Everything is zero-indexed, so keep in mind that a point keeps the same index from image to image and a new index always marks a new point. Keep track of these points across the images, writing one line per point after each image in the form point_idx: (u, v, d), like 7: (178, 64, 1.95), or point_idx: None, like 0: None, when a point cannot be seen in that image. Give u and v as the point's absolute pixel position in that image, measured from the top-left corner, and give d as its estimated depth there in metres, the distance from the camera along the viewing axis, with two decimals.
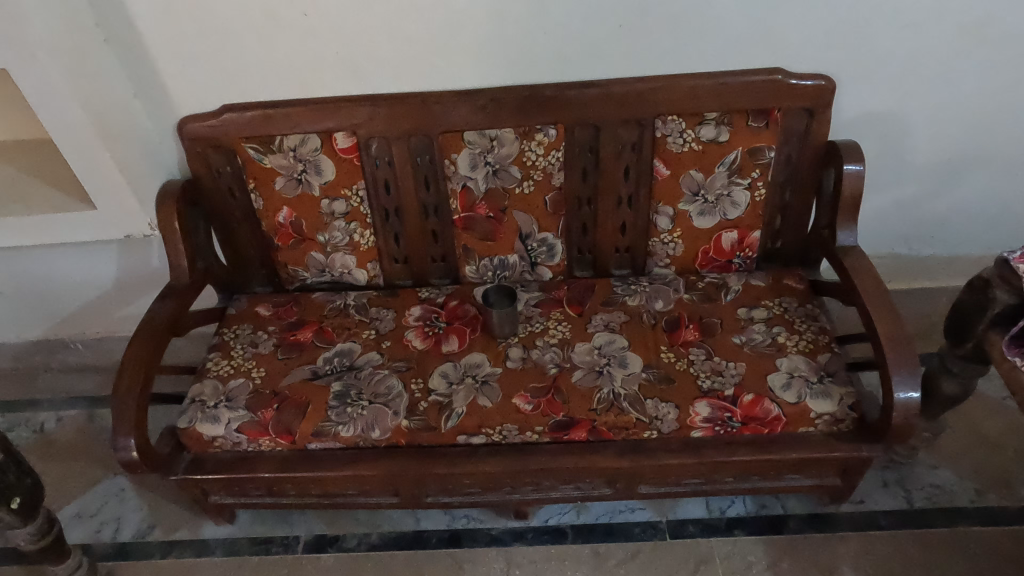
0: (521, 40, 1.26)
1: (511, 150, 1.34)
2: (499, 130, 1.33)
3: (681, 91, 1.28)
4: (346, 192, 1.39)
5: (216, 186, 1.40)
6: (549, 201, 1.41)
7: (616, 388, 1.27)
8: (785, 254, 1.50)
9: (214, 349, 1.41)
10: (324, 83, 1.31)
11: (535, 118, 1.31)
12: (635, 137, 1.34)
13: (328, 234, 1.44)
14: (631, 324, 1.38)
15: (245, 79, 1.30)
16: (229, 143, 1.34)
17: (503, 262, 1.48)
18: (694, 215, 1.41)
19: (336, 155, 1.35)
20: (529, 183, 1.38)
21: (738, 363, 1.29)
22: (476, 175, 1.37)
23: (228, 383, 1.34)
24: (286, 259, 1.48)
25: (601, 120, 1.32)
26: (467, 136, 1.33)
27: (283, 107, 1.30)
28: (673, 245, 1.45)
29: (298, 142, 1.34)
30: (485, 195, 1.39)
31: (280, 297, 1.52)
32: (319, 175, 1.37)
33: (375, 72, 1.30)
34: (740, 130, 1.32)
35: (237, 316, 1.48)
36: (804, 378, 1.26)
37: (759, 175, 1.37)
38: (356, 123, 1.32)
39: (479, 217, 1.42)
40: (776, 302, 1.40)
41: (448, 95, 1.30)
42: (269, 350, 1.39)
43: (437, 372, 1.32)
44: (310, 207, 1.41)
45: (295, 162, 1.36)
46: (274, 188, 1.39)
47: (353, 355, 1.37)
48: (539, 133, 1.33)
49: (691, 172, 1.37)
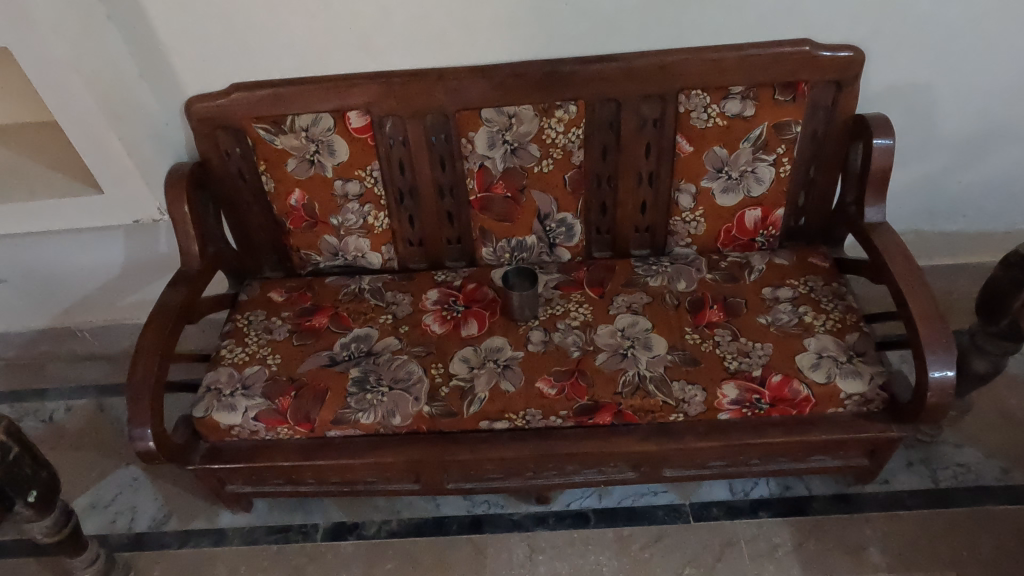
0: (540, 12, 1.22)
1: (530, 127, 1.30)
2: (517, 107, 1.28)
3: (706, 64, 1.24)
4: (360, 173, 1.35)
5: (226, 168, 1.36)
6: (568, 180, 1.37)
7: (641, 371, 1.24)
8: (809, 231, 1.47)
9: (227, 336, 1.38)
10: (337, 60, 1.26)
11: (554, 94, 1.27)
12: (657, 112, 1.30)
13: (341, 216, 1.40)
14: (655, 305, 1.35)
15: (256, 57, 1.25)
16: (239, 123, 1.30)
17: (521, 243, 1.45)
18: (717, 192, 1.37)
19: (350, 136, 1.31)
20: (548, 162, 1.34)
21: (764, 343, 1.27)
22: (494, 154, 1.33)
23: (243, 370, 1.31)
24: (298, 243, 1.45)
25: (623, 96, 1.28)
26: (485, 113, 1.29)
27: (294, 85, 1.26)
28: (695, 224, 1.42)
29: (310, 122, 1.30)
30: (503, 175, 1.36)
31: (294, 282, 1.49)
32: (332, 156, 1.33)
33: (388, 48, 1.25)
34: (766, 104, 1.28)
35: (249, 302, 1.44)
36: (833, 358, 1.23)
37: (784, 151, 1.32)
38: (370, 101, 1.28)
39: (497, 197, 1.38)
40: (802, 281, 1.37)
41: (466, 71, 1.26)
42: (283, 337, 1.36)
43: (457, 357, 1.29)
44: (323, 189, 1.37)
45: (307, 142, 1.31)
46: (285, 170, 1.35)
47: (371, 340, 1.34)
48: (558, 110, 1.28)
49: (715, 148, 1.33)
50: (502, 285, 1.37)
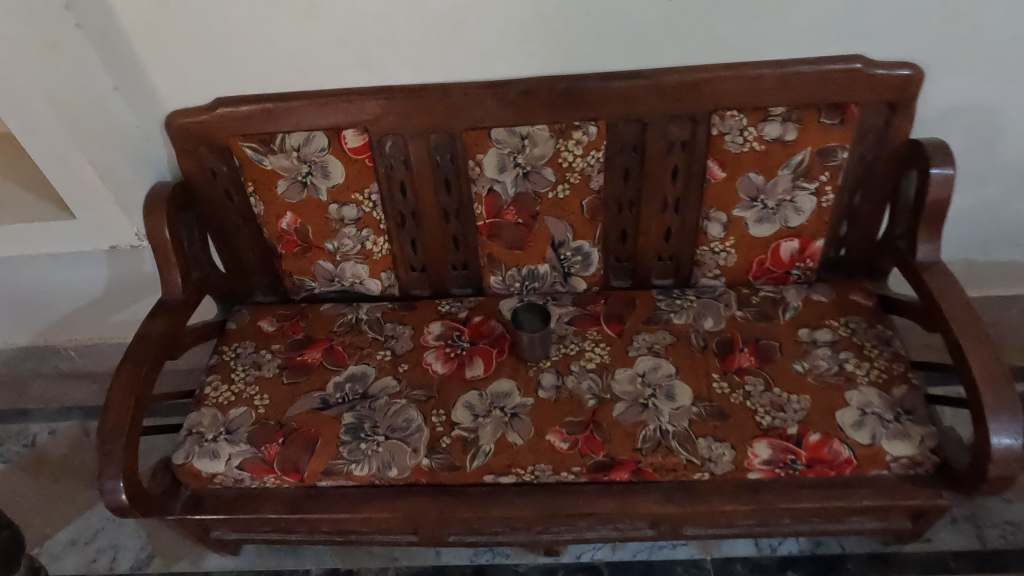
0: (559, 23, 1.08)
1: (545, 150, 1.17)
2: (531, 127, 1.15)
3: (744, 81, 1.10)
4: (357, 197, 1.23)
5: (211, 188, 1.25)
6: (586, 206, 1.24)
7: (663, 425, 1.12)
8: (850, 263, 1.33)
9: (212, 371, 1.27)
10: (331, 73, 1.14)
11: (573, 113, 1.14)
12: (686, 134, 1.17)
13: (337, 241, 1.29)
14: (678, 346, 1.23)
15: (241, 69, 1.13)
16: (224, 141, 1.18)
17: (533, 273, 1.32)
18: (751, 222, 1.24)
19: (346, 156, 1.18)
20: (563, 187, 1.21)
21: (801, 395, 1.14)
22: (505, 178, 1.20)
23: (228, 412, 1.20)
24: (291, 268, 1.33)
25: (649, 116, 1.15)
26: (495, 134, 1.16)
27: (285, 100, 1.14)
28: (724, 255, 1.29)
29: (302, 140, 1.17)
30: (513, 200, 1.23)
31: (286, 310, 1.37)
32: (326, 178, 1.20)
33: (389, 62, 1.12)
34: (811, 128, 1.14)
35: (238, 332, 1.33)
36: (877, 416, 1.10)
37: (828, 179, 1.18)
38: (367, 118, 1.15)
39: (507, 224, 1.26)
40: (843, 322, 1.24)
41: (475, 87, 1.13)
42: (273, 374, 1.25)
43: (460, 403, 1.18)
44: (316, 213, 1.25)
45: (298, 163, 1.19)
46: (274, 193, 1.22)
47: (367, 380, 1.23)
48: (577, 131, 1.15)
49: (750, 175, 1.19)
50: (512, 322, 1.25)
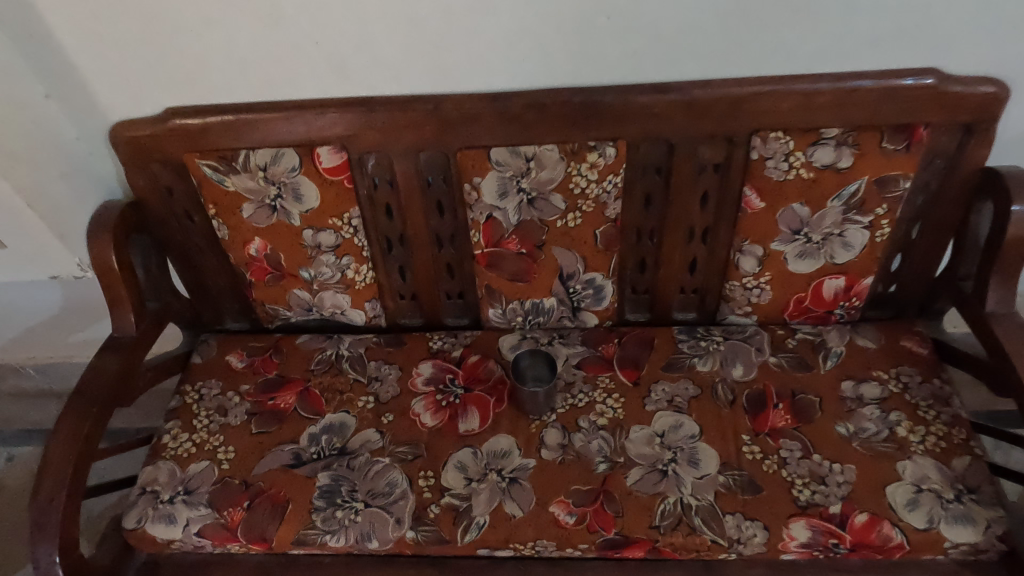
0: (572, 25, 0.90)
1: (553, 173, 0.99)
2: (537, 147, 0.98)
3: (790, 98, 0.93)
4: (335, 222, 1.06)
5: (167, 208, 1.08)
6: (600, 235, 1.07)
7: (685, 498, 0.97)
8: (902, 301, 1.16)
9: (172, 415, 1.12)
10: (303, 82, 0.96)
11: (587, 132, 0.97)
12: (720, 156, 1.00)
13: (314, 269, 1.12)
14: (703, 400, 1.07)
15: (195, 76, 0.95)
16: (179, 157, 1.01)
17: (537, 307, 1.16)
18: (791, 258, 1.07)
19: (320, 177, 1.01)
20: (574, 216, 1.04)
21: (845, 464, 0.99)
22: (506, 204, 1.03)
23: (188, 467, 1.05)
24: (262, 297, 1.17)
25: (678, 136, 0.97)
26: (494, 154, 0.98)
27: (249, 112, 0.97)
28: (758, 291, 1.12)
29: (269, 159, 1.00)
30: (516, 229, 1.06)
31: (259, 342, 1.22)
32: (298, 202, 1.03)
33: (369, 69, 0.95)
34: (869, 153, 0.96)
35: (204, 367, 1.18)
36: (935, 494, 0.94)
37: (885, 212, 1.01)
38: (346, 134, 0.98)
39: (508, 254, 1.09)
40: (893, 373, 1.08)
41: (474, 101, 0.96)
42: (240, 422, 1.10)
43: (452, 463, 1.03)
44: (288, 239, 1.08)
45: (265, 184, 1.02)
46: (238, 217, 1.06)
47: (346, 433, 1.07)
48: (591, 153, 0.97)
49: (793, 206, 1.02)
50: (513, 368, 1.12)
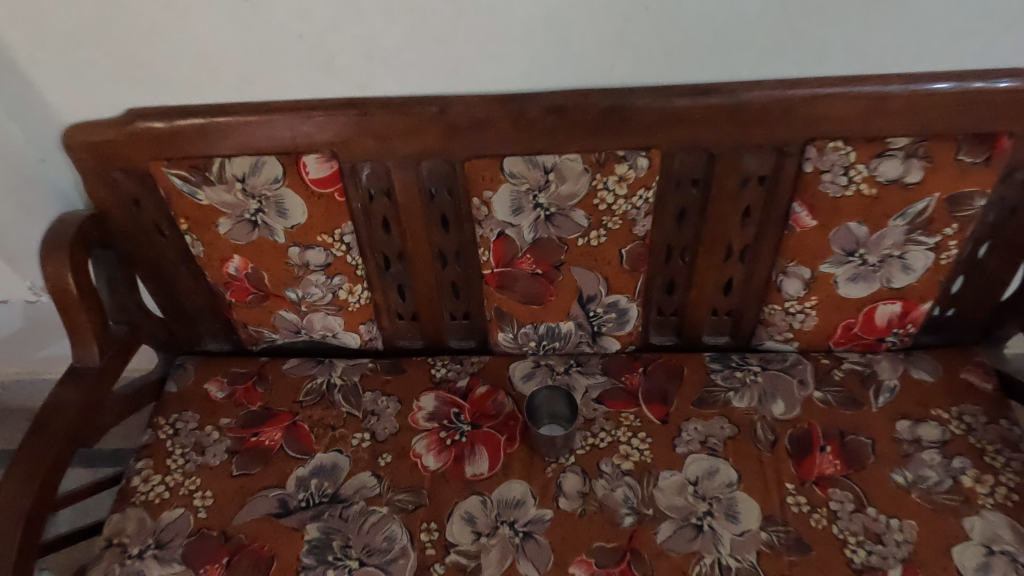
0: (602, 17, 0.76)
1: (576, 187, 0.86)
2: (558, 157, 0.84)
3: (854, 103, 0.80)
4: (325, 239, 0.93)
5: (133, 221, 0.95)
6: (626, 255, 0.94)
7: (724, 559, 0.84)
8: (961, 327, 1.04)
9: (144, 453, 1.00)
10: (286, 80, 0.82)
11: (615, 140, 0.84)
12: (768, 168, 0.87)
13: (302, 290, 1.00)
14: (741, 441, 0.95)
15: (160, 72, 0.82)
16: (145, 165, 0.88)
17: (553, 331, 1.03)
18: (842, 281, 0.95)
19: (307, 189, 0.88)
20: (598, 234, 0.91)
21: (904, 520, 0.87)
22: (520, 221, 0.90)
23: (160, 516, 0.93)
24: (245, 318, 1.05)
25: (720, 145, 0.84)
26: (508, 165, 0.85)
27: (224, 115, 0.83)
28: (801, 317, 1.00)
29: (248, 169, 0.86)
30: (531, 248, 0.93)
31: (241, 367, 1.09)
32: (282, 216, 0.90)
33: (363, 66, 0.81)
34: (942, 167, 0.83)
35: (180, 397, 1.06)
36: (1009, 557, 0.83)
37: (955, 233, 0.88)
38: (336, 140, 0.85)
39: (522, 275, 0.96)
40: (953, 412, 0.96)
41: (485, 103, 0.82)
42: (219, 462, 0.98)
43: (458, 515, 0.90)
44: (272, 257, 0.95)
45: (244, 197, 0.89)
46: (214, 232, 0.92)
47: (339, 477, 0.95)
48: (621, 164, 0.84)
49: (850, 225, 0.89)
50: (530, 403, 1.01)
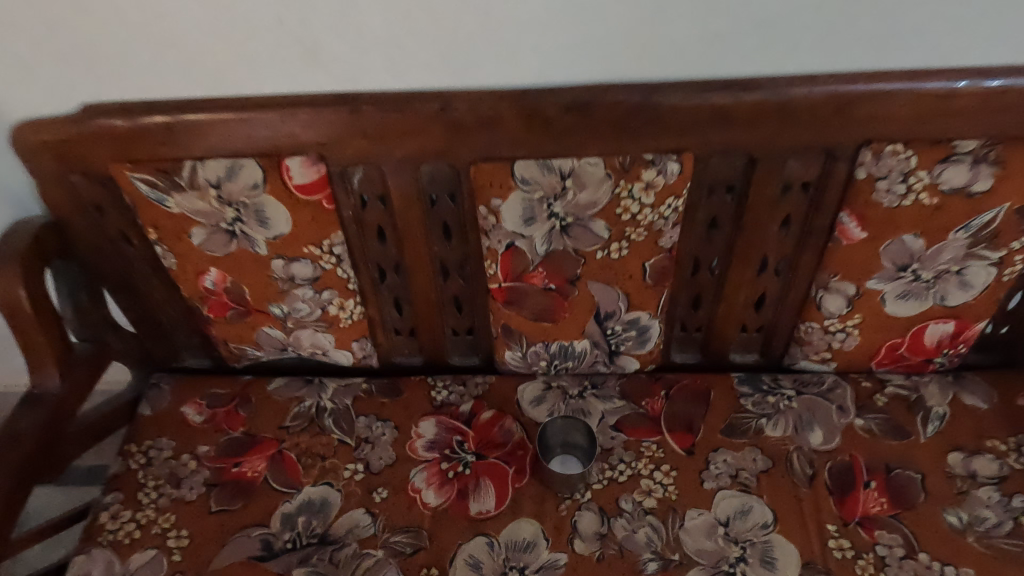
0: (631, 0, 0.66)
1: (596, 195, 0.76)
2: (577, 161, 0.74)
3: (919, 100, 0.69)
4: (312, 251, 0.83)
5: (97, 229, 0.85)
6: (650, 269, 0.84)
7: None
8: (1015, 346, 0.94)
9: (112, 486, 0.90)
10: (265, 72, 0.72)
11: (643, 142, 0.73)
12: (814, 174, 0.76)
13: (287, 305, 0.89)
14: (776, 476, 0.85)
15: (120, 62, 0.71)
16: (106, 168, 0.77)
17: (566, 351, 0.94)
18: (891, 298, 0.85)
19: (291, 196, 0.77)
20: (620, 246, 0.81)
21: (963, 569, 0.77)
22: (532, 232, 0.79)
23: (128, 559, 0.83)
24: (225, 335, 0.95)
25: (762, 148, 0.74)
26: (520, 170, 0.75)
27: (194, 111, 0.73)
28: (842, 336, 0.90)
29: (223, 173, 0.76)
30: (543, 262, 0.83)
31: (222, 388, 0.99)
32: (264, 226, 0.80)
33: (354, 56, 0.70)
34: (1014, 174, 0.73)
35: (154, 421, 0.96)
36: None
37: (1022, 247, 0.78)
38: (323, 140, 0.74)
39: (533, 291, 0.86)
40: (1011, 443, 0.86)
41: (493, 99, 0.71)
42: (196, 497, 0.88)
43: (461, 559, 0.81)
44: (253, 270, 0.85)
45: (220, 205, 0.78)
46: (187, 244, 0.82)
47: (329, 515, 0.85)
48: (648, 170, 0.74)
49: (904, 237, 0.79)
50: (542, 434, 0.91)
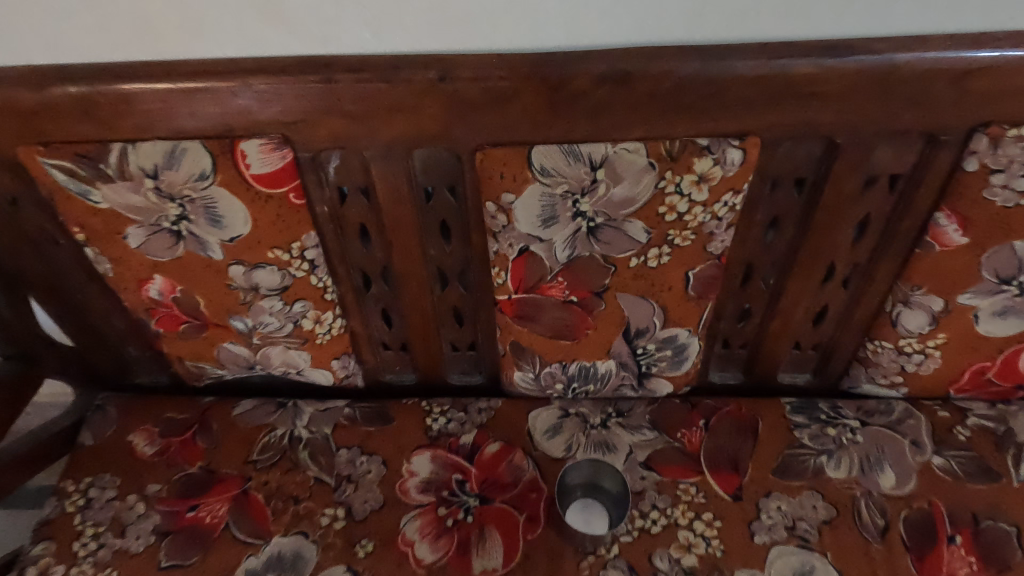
0: None
1: (635, 190, 0.60)
2: (612, 147, 0.58)
3: None
4: (279, 255, 0.67)
5: (12, 226, 0.68)
6: (695, 279, 0.68)
7: None
8: None
9: (43, 533, 0.75)
10: (211, 29, 0.55)
11: (697, 123, 0.57)
12: (909, 165, 0.61)
13: (252, 319, 0.74)
14: (841, 528, 0.71)
15: (19, 13, 0.54)
16: (14, 151, 0.61)
17: (586, 372, 0.78)
18: (986, 316, 0.70)
19: (249, 189, 0.62)
20: (660, 252, 0.65)
21: None
22: (553, 235, 0.64)
23: None
24: (180, 352, 0.79)
25: (847, 131, 0.58)
26: (539, 157, 0.59)
27: (118, 79, 0.56)
28: (919, 358, 0.75)
29: (161, 160, 0.60)
30: (564, 271, 0.67)
31: (179, 413, 0.84)
32: (216, 225, 0.64)
33: (326, 8, 0.54)
34: None
35: (96, 453, 0.81)
36: None
37: None
38: (288, 118, 0.58)
39: (550, 304, 0.71)
40: None
41: (507, 67, 0.55)
42: (143, 548, 0.73)
43: None
44: (207, 277, 0.69)
45: (160, 200, 0.62)
46: (123, 246, 0.66)
47: (302, 573, 0.71)
48: (702, 158, 0.58)
49: (1014, 244, 0.64)
50: (564, 483, 0.74)
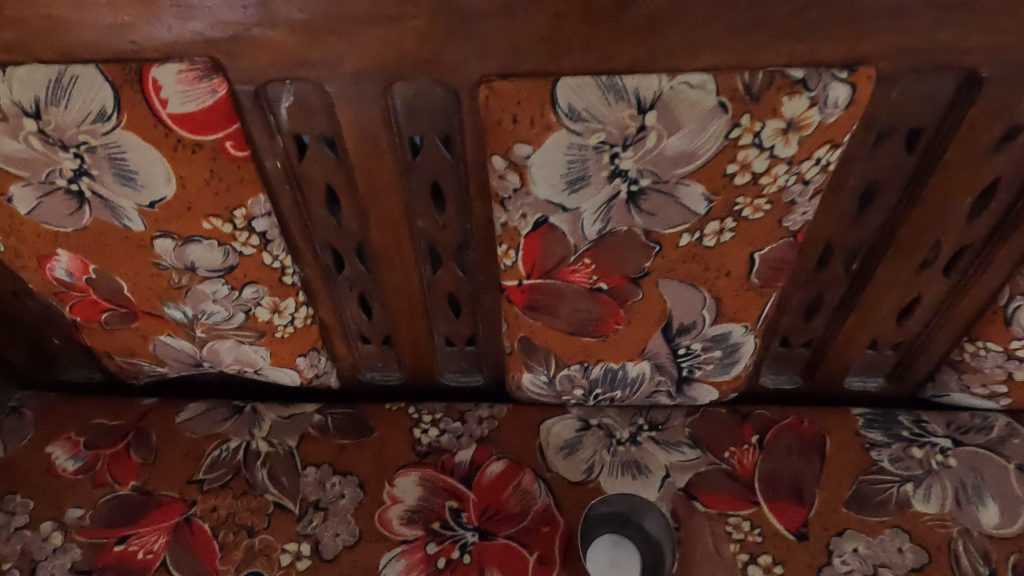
0: None
1: (696, 142, 0.44)
2: (669, 80, 0.41)
3: None
4: (217, 226, 0.51)
5: None
6: (762, 262, 0.53)
7: None
8: None
9: None
10: None
11: (790, 46, 0.41)
12: None
13: (191, 308, 0.58)
14: None
15: None
16: None
17: (613, 375, 0.63)
18: None
19: (168, 135, 0.45)
20: (721, 227, 0.49)
21: None
22: (581, 203, 0.47)
23: None
24: (106, 344, 0.63)
25: (995, 59, 0.42)
26: (568, 94, 0.42)
27: None
28: None
29: (41, 91, 0.43)
30: (593, 251, 0.51)
31: (111, 418, 0.69)
32: (130, 184, 0.48)
33: None
34: None
35: (6, 468, 0.65)
36: None
37: None
38: (217, 33, 0.41)
39: (572, 293, 0.55)
40: None
41: None
42: None
43: None
44: (128, 254, 0.53)
45: (48, 148, 0.46)
46: (12, 210, 0.50)
47: None
48: (795, 96, 0.42)
49: None
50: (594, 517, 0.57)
